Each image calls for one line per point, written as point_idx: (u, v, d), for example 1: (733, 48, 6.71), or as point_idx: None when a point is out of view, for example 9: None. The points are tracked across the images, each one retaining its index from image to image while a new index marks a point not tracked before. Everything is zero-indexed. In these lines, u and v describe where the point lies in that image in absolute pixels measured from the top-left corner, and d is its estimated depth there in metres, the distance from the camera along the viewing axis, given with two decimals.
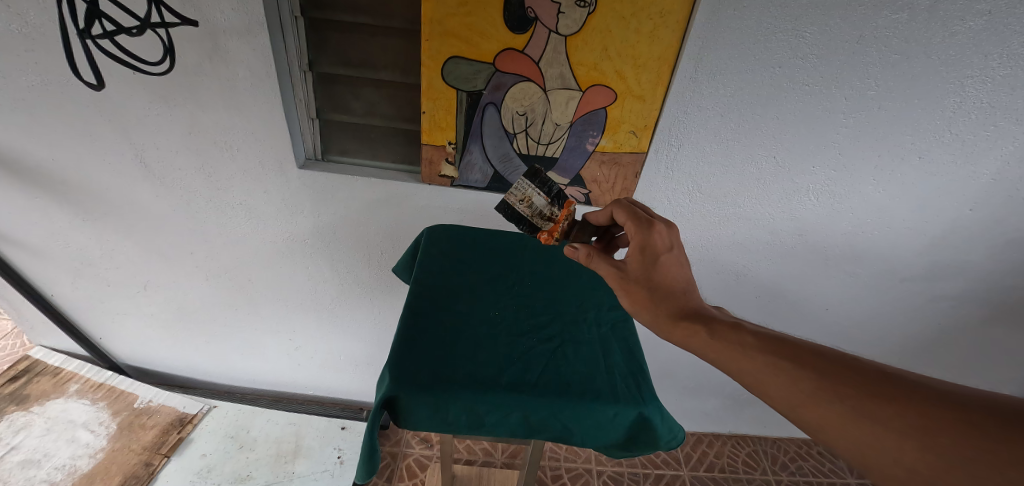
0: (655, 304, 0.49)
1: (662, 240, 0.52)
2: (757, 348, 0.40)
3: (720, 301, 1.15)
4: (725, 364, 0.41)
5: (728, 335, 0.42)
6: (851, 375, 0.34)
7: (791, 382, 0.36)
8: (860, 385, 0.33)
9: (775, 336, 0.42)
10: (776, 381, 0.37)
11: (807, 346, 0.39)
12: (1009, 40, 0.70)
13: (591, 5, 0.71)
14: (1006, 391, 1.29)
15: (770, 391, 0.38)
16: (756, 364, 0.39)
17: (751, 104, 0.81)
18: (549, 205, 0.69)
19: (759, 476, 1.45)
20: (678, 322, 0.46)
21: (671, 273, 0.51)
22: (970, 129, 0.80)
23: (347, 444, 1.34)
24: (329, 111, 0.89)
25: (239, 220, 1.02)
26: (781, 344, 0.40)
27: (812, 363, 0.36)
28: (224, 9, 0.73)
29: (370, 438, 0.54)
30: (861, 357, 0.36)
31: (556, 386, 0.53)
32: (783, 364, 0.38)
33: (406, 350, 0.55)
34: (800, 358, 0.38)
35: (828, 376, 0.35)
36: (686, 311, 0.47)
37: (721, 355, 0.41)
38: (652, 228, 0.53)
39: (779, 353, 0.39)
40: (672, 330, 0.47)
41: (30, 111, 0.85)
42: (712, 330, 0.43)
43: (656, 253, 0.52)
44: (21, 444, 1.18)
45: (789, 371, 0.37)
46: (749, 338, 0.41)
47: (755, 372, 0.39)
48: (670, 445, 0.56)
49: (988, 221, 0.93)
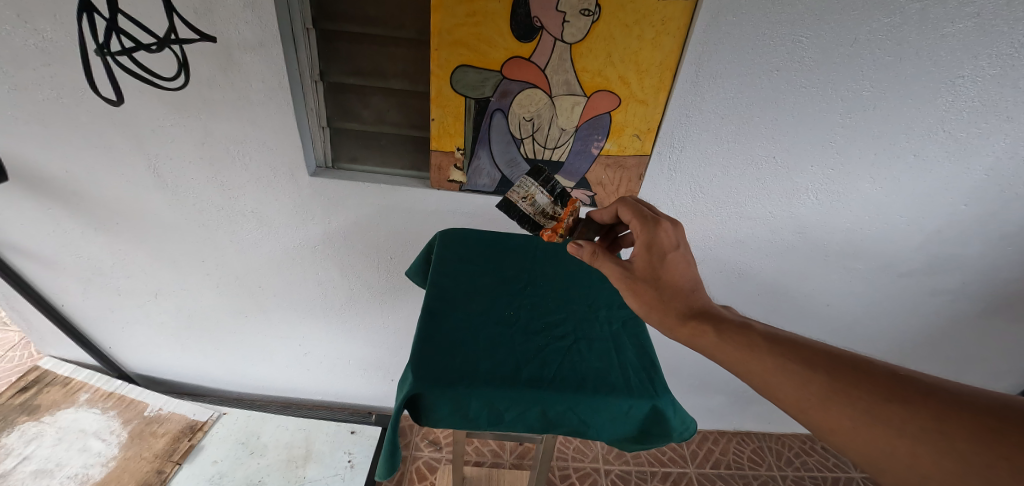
0: (661, 303, 0.51)
1: (668, 238, 0.55)
2: (765, 349, 0.42)
3: (721, 298, 1.18)
4: (733, 363, 0.43)
5: (735, 334, 0.44)
6: (858, 377, 0.36)
7: (801, 384, 0.38)
8: (869, 388, 0.35)
9: (784, 336, 0.44)
10: (784, 381, 0.39)
11: (818, 347, 0.41)
12: (996, 41, 0.73)
13: (595, 14, 0.73)
14: (1006, 381, 1.32)
15: (779, 392, 0.39)
16: (765, 365, 0.41)
17: (752, 107, 0.83)
18: (551, 203, 0.71)
19: (765, 472, 1.46)
20: (684, 318, 0.49)
21: (678, 272, 0.53)
22: (962, 128, 0.83)
23: (358, 448, 1.36)
24: (339, 119, 0.92)
25: (249, 227, 1.04)
26: (789, 345, 0.42)
27: (820, 365, 0.38)
28: (237, 23, 0.75)
29: (392, 436, 0.56)
30: (871, 358, 0.38)
31: (573, 381, 0.55)
32: (793, 366, 0.39)
33: (425, 350, 0.57)
34: (811, 359, 0.39)
35: (838, 378, 0.37)
36: (694, 310, 0.49)
37: (730, 355, 0.43)
38: (658, 226, 0.55)
39: (790, 355, 0.40)
40: (679, 328, 0.49)
41: (45, 123, 0.87)
42: (720, 330, 0.45)
43: (662, 250, 0.54)
44: (34, 454, 1.19)
45: (800, 375, 0.38)
46: (758, 339, 0.43)
47: (765, 373, 0.41)
48: (683, 437, 0.58)
49: (984, 214, 0.95)
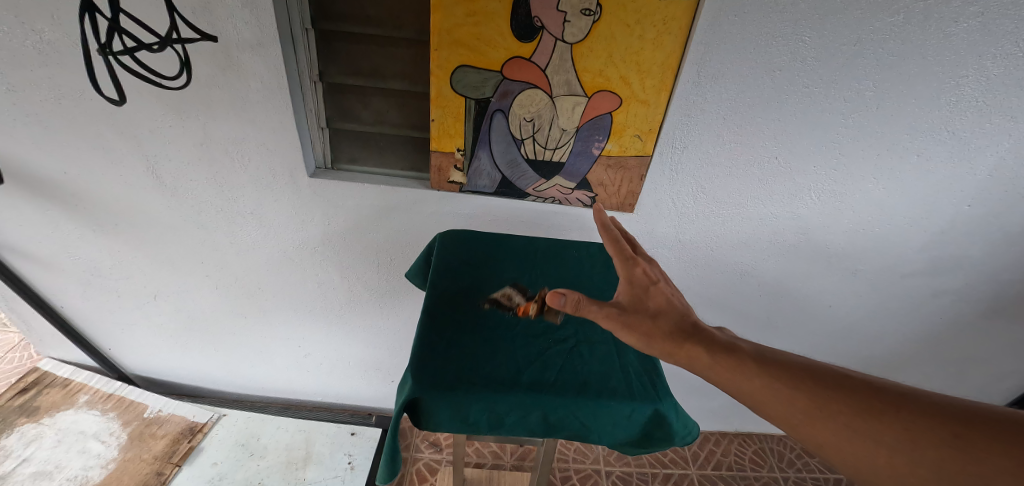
0: (653, 330, 0.48)
1: (647, 273, 0.54)
2: (755, 365, 0.41)
3: (722, 299, 1.17)
4: (724, 382, 0.42)
5: (724, 352, 0.44)
6: (842, 392, 0.37)
7: (789, 399, 0.38)
8: (851, 402, 0.36)
9: (769, 353, 0.44)
10: (773, 397, 0.39)
11: (799, 361, 0.42)
12: (1001, 40, 0.72)
13: (596, 14, 0.73)
14: (1009, 382, 1.31)
15: (769, 409, 0.39)
16: (753, 382, 0.40)
17: (754, 107, 0.83)
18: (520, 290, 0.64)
19: (767, 474, 1.46)
20: (677, 346, 0.46)
21: (663, 303, 0.51)
22: (966, 128, 0.82)
23: (358, 450, 1.35)
24: (338, 119, 0.91)
25: (248, 228, 1.03)
26: (773, 360, 0.42)
27: (805, 379, 0.39)
28: (236, 22, 0.75)
29: (392, 440, 0.55)
30: (848, 371, 0.40)
31: (574, 385, 0.55)
32: (780, 382, 0.39)
33: (425, 353, 0.56)
34: (795, 373, 0.40)
35: (823, 393, 0.37)
36: (686, 332, 0.47)
37: (722, 374, 0.42)
38: (636, 262, 0.55)
39: (776, 370, 0.41)
40: (673, 352, 0.46)
41: (43, 124, 0.86)
42: (712, 351, 0.44)
43: (644, 284, 0.53)
44: (33, 456, 1.19)
45: (788, 391, 0.38)
46: (746, 356, 0.43)
47: (753, 390, 0.40)
48: (685, 441, 0.57)
49: (988, 215, 0.94)
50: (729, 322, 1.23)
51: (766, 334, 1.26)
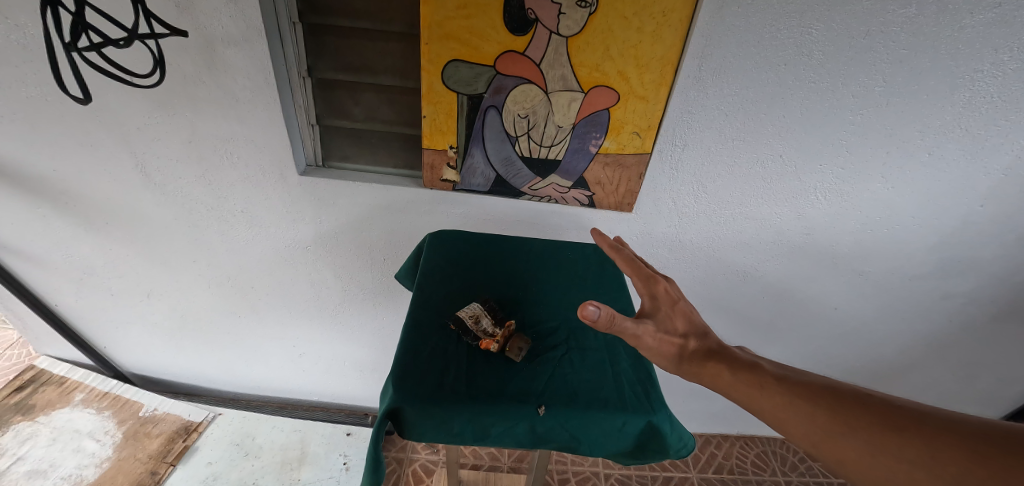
0: (679, 350, 0.46)
1: (672, 292, 0.52)
2: (773, 383, 0.40)
3: (724, 300, 1.14)
4: (745, 400, 0.41)
5: (744, 369, 0.42)
6: (860, 407, 0.35)
7: (809, 416, 0.36)
8: (870, 418, 0.34)
9: (791, 371, 0.42)
10: (795, 415, 0.37)
11: (821, 380, 0.40)
12: (1020, 32, 0.68)
13: (592, 5, 0.70)
14: (1018, 387, 1.27)
15: (789, 428, 0.37)
16: (774, 400, 0.38)
17: (757, 103, 0.80)
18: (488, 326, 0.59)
19: (769, 477, 1.43)
20: (701, 367, 0.44)
21: (685, 321, 0.49)
22: (981, 124, 0.79)
23: (353, 450, 1.34)
24: (328, 116, 0.89)
25: (239, 227, 1.01)
26: (796, 380, 0.40)
27: (825, 397, 0.37)
28: (220, 16, 0.73)
29: (375, 449, 0.54)
30: (873, 389, 0.37)
31: (564, 396, 0.53)
32: (800, 399, 0.37)
33: (408, 361, 0.54)
34: (815, 391, 0.38)
35: (843, 409, 0.35)
36: (711, 352, 0.45)
37: (742, 391, 0.41)
38: (657, 281, 0.53)
39: (797, 387, 0.39)
40: (698, 371, 0.44)
41: (30, 121, 0.85)
42: (734, 368, 0.42)
43: (669, 300, 0.51)
44: (29, 454, 1.18)
45: (807, 407, 0.37)
46: (767, 375, 0.41)
47: (774, 408, 0.38)
48: (680, 454, 0.55)
49: (1001, 216, 0.91)
50: (732, 324, 1.20)
51: (769, 337, 1.23)
